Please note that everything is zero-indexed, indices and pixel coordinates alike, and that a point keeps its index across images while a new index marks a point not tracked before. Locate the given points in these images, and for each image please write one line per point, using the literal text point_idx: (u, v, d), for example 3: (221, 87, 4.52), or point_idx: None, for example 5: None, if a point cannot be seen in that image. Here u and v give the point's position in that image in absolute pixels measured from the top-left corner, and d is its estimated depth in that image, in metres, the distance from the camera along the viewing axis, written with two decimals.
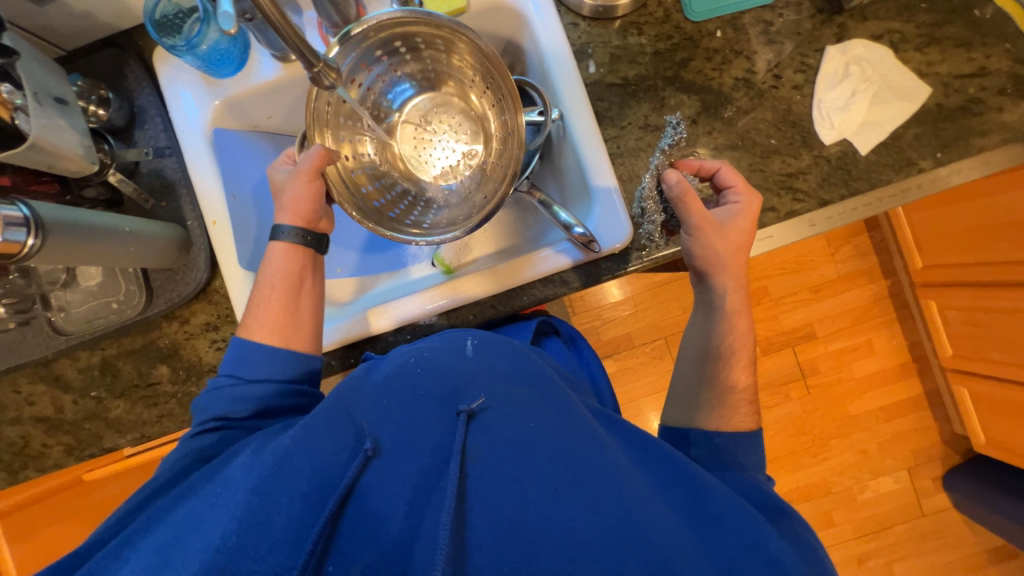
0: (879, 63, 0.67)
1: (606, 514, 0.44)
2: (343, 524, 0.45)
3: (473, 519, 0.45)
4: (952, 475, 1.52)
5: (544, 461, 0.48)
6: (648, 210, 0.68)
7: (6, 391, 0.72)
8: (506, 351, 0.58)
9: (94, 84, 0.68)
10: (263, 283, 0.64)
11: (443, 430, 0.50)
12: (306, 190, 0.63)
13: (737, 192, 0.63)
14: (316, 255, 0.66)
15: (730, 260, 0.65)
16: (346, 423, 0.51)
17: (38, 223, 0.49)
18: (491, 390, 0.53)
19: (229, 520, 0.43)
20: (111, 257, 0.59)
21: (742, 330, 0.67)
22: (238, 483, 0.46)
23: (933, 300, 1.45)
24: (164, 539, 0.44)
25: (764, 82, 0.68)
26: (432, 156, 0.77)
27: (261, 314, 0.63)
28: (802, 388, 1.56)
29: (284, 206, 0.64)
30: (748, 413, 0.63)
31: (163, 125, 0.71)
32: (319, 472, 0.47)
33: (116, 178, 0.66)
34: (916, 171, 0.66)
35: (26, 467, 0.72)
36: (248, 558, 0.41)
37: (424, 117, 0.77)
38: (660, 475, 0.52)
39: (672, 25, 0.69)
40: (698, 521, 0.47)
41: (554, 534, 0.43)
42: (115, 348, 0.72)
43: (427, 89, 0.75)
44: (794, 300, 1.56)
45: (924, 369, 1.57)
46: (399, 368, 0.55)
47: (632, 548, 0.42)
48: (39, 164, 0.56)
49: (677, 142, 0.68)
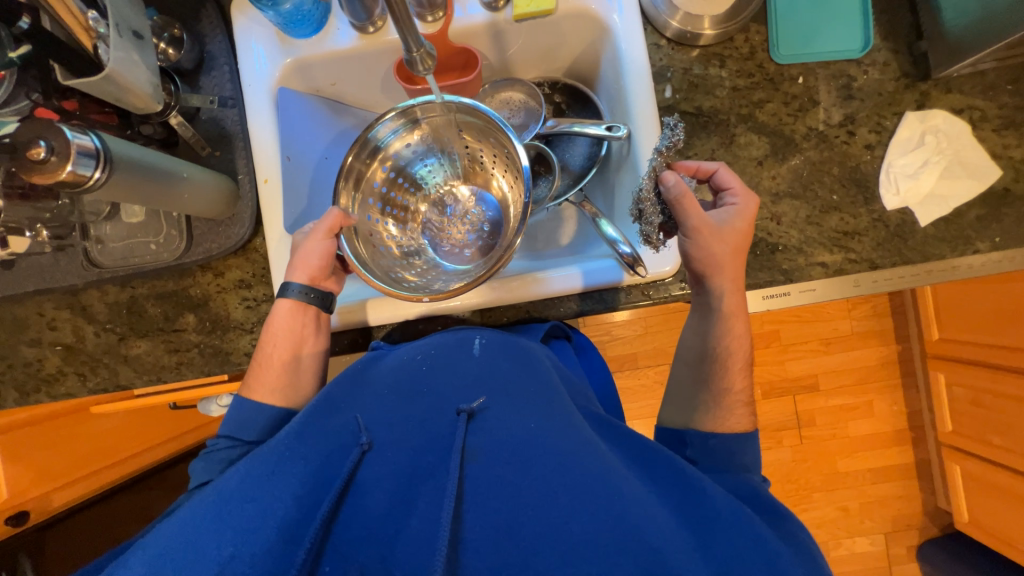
0: (954, 136, 0.67)
1: (603, 517, 0.43)
2: (340, 521, 0.45)
3: (471, 520, 0.45)
4: (928, 546, 1.53)
5: (540, 465, 0.47)
6: (644, 212, 0.62)
7: (29, 312, 0.72)
8: (505, 359, 0.59)
9: (169, 21, 0.67)
10: (267, 340, 0.65)
11: (444, 430, 0.51)
12: (319, 248, 0.62)
13: (734, 195, 0.62)
14: (321, 314, 0.66)
15: (729, 263, 0.62)
16: (344, 421, 0.52)
17: (106, 157, 0.48)
18: (489, 392, 0.55)
19: (221, 518, 0.43)
20: (164, 200, 0.60)
21: (738, 333, 0.64)
22: (237, 473, 0.47)
23: (942, 373, 1.45)
24: (155, 539, 0.42)
25: (837, 136, 0.67)
26: (447, 230, 0.74)
27: (263, 374, 0.64)
28: (795, 437, 1.57)
29: (296, 265, 0.64)
30: (744, 414, 0.63)
31: (230, 75, 0.70)
32: (315, 471, 0.48)
33: (177, 121, 0.65)
34: (972, 251, 0.65)
35: (37, 390, 0.72)
36: (241, 562, 0.40)
37: (445, 205, 0.75)
38: (658, 480, 0.50)
39: (755, 63, 0.68)
40: (697, 525, 0.45)
41: (550, 538, 0.43)
42: (146, 288, 0.72)
43: (451, 178, 0.75)
44: (804, 349, 1.56)
45: (919, 438, 1.58)
46: (402, 366, 0.59)
47: (630, 550, 0.41)
48: (108, 96, 0.55)
49: (674, 143, 0.61)
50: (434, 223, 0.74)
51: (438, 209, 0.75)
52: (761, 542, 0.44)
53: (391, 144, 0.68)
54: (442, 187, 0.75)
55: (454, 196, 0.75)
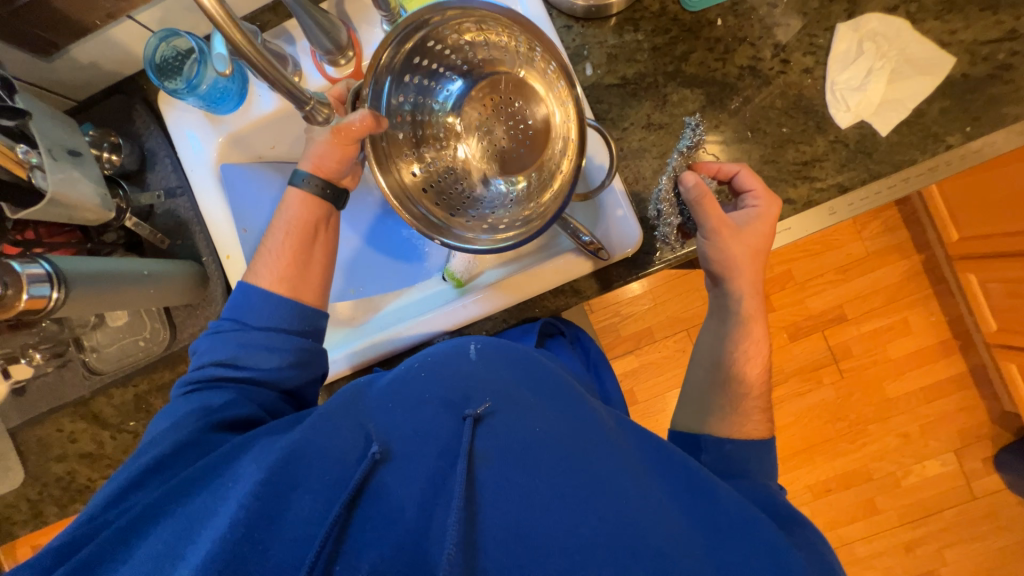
0: (895, 35, 0.63)
1: (612, 520, 0.43)
2: (353, 524, 0.44)
3: (484, 523, 0.44)
4: (1004, 454, 1.44)
5: (550, 466, 0.46)
6: (664, 213, 0.65)
7: (50, 431, 0.76)
8: (509, 352, 0.54)
9: (104, 132, 0.70)
10: (278, 228, 0.65)
11: (450, 434, 0.48)
12: (333, 152, 0.61)
13: (756, 197, 0.60)
14: (332, 211, 0.67)
15: (750, 266, 0.61)
16: (354, 425, 0.49)
17: (61, 277, 0.51)
18: (499, 390, 0.50)
19: (235, 510, 0.42)
20: (134, 300, 0.61)
21: (757, 338, 0.63)
22: (246, 478, 0.45)
23: (973, 274, 1.37)
24: (166, 536, 0.43)
25: (771, 68, 0.65)
26: (501, 149, 0.69)
27: (271, 261, 0.63)
28: (834, 373, 1.51)
29: (308, 155, 0.63)
30: (763, 421, 0.60)
31: (172, 166, 0.72)
32: (328, 475, 0.45)
33: (132, 223, 0.68)
34: (944, 147, 0.62)
35: (75, 500, 0.76)
36: (256, 558, 0.40)
37: (488, 101, 0.68)
38: (670, 477, 0.49)
39: (669, 18, 0.66)
40: (710, 529, 0.45)
41: (562, 540, 0.42)
42: (147, 383, 0.75)
43: (480, 75, 0.67)
44: (821, 282, 1.50)
45: (967, 344, 1.49)
46: (404, 373, 0.53)
47: (639, 555, 0.41)
48: (59, 217, 0.58)
49: (697, 144, 0.64)
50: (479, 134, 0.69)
51: (483, 111, 0.69)
52: (770, 543, 0.45)
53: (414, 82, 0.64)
54: (473, 86, 0.69)
55: (492, 92, 0.68)
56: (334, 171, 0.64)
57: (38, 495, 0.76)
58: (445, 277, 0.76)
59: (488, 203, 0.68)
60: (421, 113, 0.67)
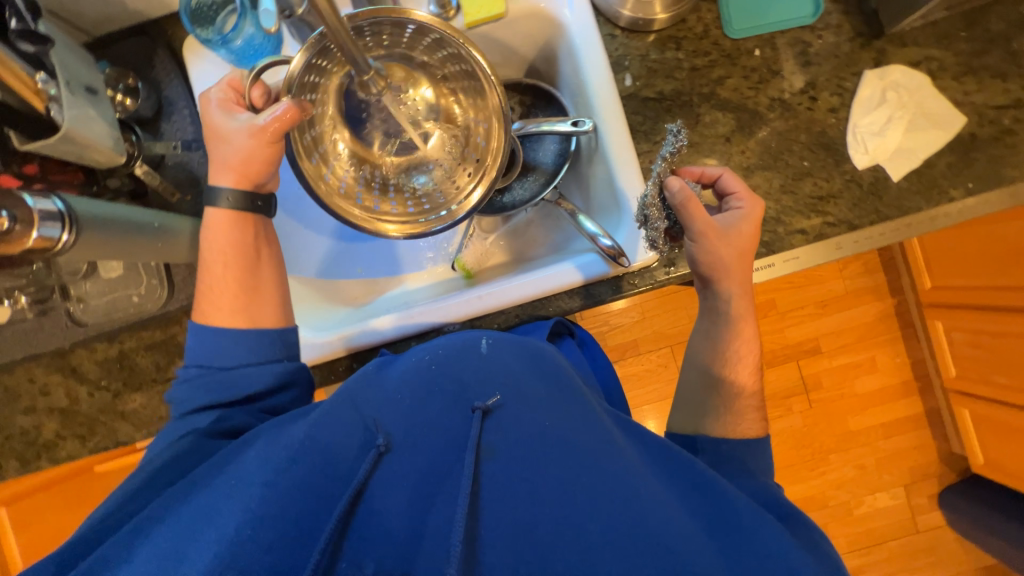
0: (915, 89, 0.67)
1: (617, 518, 0.41)
2: (356, 521, 0.41)
3: (486, 518, 0.42)
4: (949, 493, 1.53)
5: (557, 463, 0.45)
6: (650, 217, 0.62)
7: (20, 380, 0.71)
8: (521, 344, 0.54)
9: (122, 72, 0.67)
10: (212, 262, 0.58)
11: (458, 427, 0.46)
12: (263, 150, 0.55)
13: (739, 199, 0.62)
14: (264, 221, 0.61)
15: (736, 267, 0.62)
16: (355, 416, 0.46)
17: (73, 218, 0.48)
18: (507, 386, 0.49)
19: (240, 511, 0.39)
20: (143, 253, 0.59)
21: (748, 336, 0.64)
22: (246, 476, 0.42)
23: (940, 321, 1.46)
24: (176, 529, 0.40)
25: (799, 103, 0.68)
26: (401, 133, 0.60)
27: (217, 297, 0.57)
28: (804, 401, 1.57)
29: (229, 162, 0.56)
30: (756, 420, 0.61)
31: (190, 118, 0.70)
32: (334, 467, 0.43)
33: (143, 170, 0.65)
34: (946, 199, 0.66)
35: (39, 457, 0.71)
36: (255, 555, 0.38)
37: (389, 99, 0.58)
38: (672, 476, 0.48)
39: (710, 42, 0.69)
40: (717, 527, 0.43)
41: (567, 536, 0.41)
42: (134, 341, 0.72)
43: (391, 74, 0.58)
44: (800, 314, 1.56)
45: (925, 387, 1.58)
46: (412, 367, 0.51)
47: (647, 551, 0.39)
48: (68, 155, 0.54)
49: (678, 147, 0.62)
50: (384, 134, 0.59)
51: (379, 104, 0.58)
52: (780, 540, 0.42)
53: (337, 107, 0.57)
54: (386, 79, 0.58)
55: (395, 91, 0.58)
56: (257, 176, 0.58)
57: None
58: (456, 268, 0.80)
59: (412, 176, 0.61)
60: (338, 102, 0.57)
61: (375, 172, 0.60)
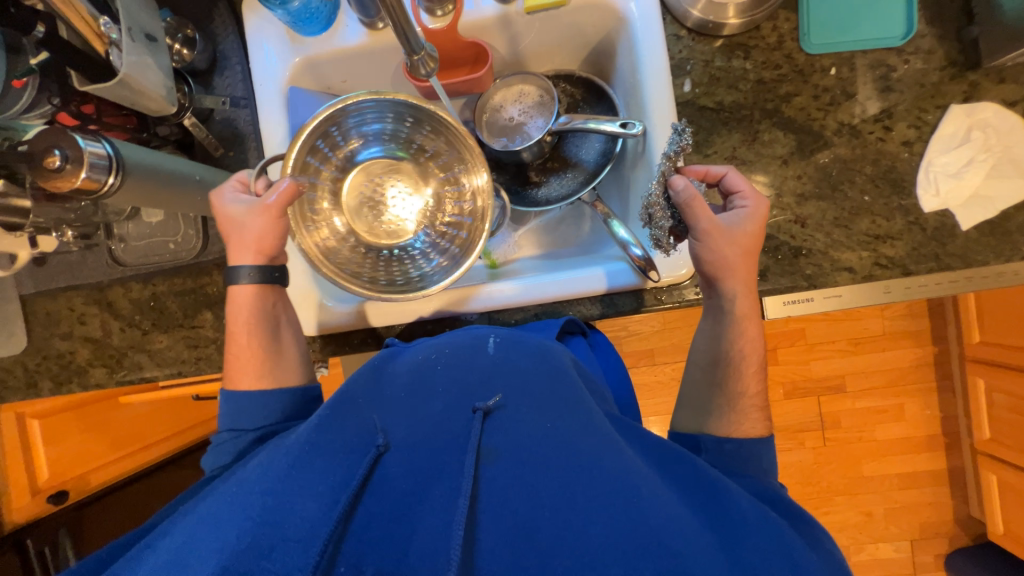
0: (1004, 132, 0.61)
1: (621, 522, 0.38)
2: (355, 523, 0.40)
3: (485, 520, 0.39)
4: (958, 556, 1.46)
5: (558, 467, 0.42)
6: (654, 217, 0.61)
7: (61, 307, 0.75)
8: (524, 347, 0.54)
9: (182, 22, 0.68)
10: (236, 331, 0.60)
11: (457, 428, 0.45)
12: (272, 226, 0.57)
13: (744, 198, 0.59)
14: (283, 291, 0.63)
15: (741, 265, 0.58)
16: (359, 421, 0.47)
17: (119, 163, 0.50)
18: (508, 389, 0.48)
19: (242, 519, 0.37)
20: (186, 204, 0.62)
21: (752, 337, 0.59)
22: (249, 482, 0.41)
23: (982, 378, 1.37)
24: (175, 541, 0.38)
25: (871, 131, 0.63)
26: (381, 200, 0.72)
27: (242, 363, 0.60)
28: (818, 439, 1.51)
29: (245, 244, 0.58)
30: (759, 420, 0.57)
31: (242, 75, 0.71)
32: (335, 470, 0.42)
33: (191, 122, 0.66)
34: (1018, 257, 0.61)
35: (71, 381, 0.76)
36: (260, 558, 0.35)
37: (373, 176, 0.73)
38: (679, 483, 0.44)
39: (782, 54, 0.64)
40: (718, 523, 0.40)
41: (570, 542, 0.37)
42: (166, 286, 0.74)
43: (384, 160, 0.72)
44: (831, 349, 1.49)
45: (953, 444, 1.50)
46: (417, 366, 0.52)
47: (650, 556, 0.35)
48: (124, 100, 0.56)
49: (682, 146, 0.59)
50: (367, 204, 0.72)
51: (369, 179, 0.73)
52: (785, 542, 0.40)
53: (348, 186, 0.72)
54: (375, 159, 0.72)
55: (376, 172, 0.73)
56: (272, 250, 0.59)
57: (35, 365, 0.76)
58: (482, 257, 0.79)
59: (412, 249, 0.71)
60: (339, 163, 0.69)
61: (373, 256, 0.70)
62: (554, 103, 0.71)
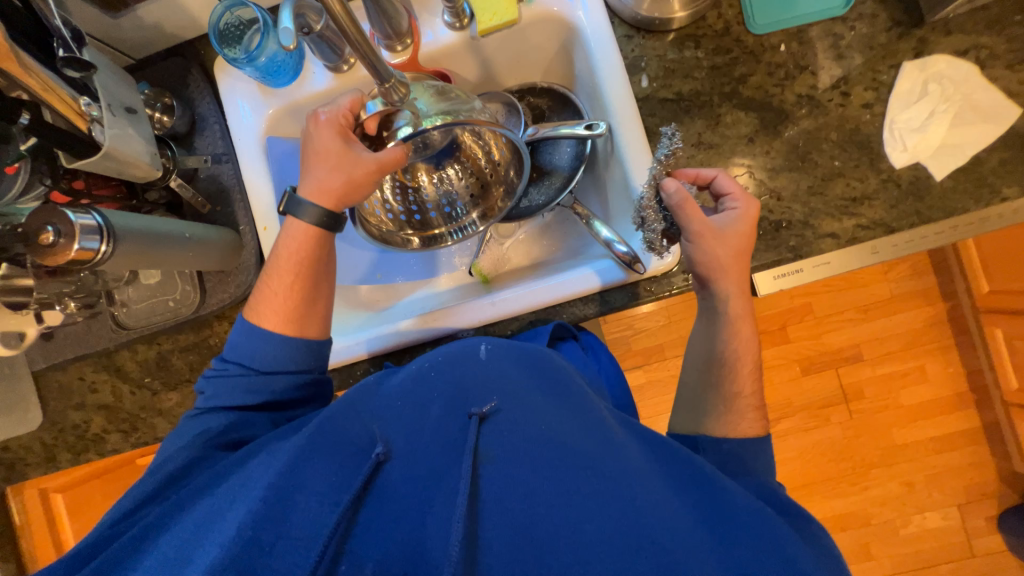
0: (961, 80, 0.63)
1: (615, 515, 0.39)
2: (359, 523, 0.41)
3: (486, 520, 0.40)
4: (1010, 516, 1.41)
5: (555, 465, 0.42)
6: (647, 219, 0.61)
7: (72, 378, 0.77)
8: (521, 352, 0.52)
9: (160, 92, 0.72)
10: (283, 270, 0.60)
11: (454, 432, 0.45)
12: (366, 180, 0.56)
13: (735, 199, 0.59)
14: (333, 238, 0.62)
15: (734, 266, 0.59)
16: (359, 425, 0.47)
17: (109, 231, 0.52)
18: (505, 390, 0.48)
19: (245, 511, 0.39)
20: (174, 261, 0.62)
21: (747, 338, 0.60)
22: (253, 481, 0.42)
23: (999, 328, 1.34)
24: (177, 539, 0.41)
25: (830, 99, 0.64)
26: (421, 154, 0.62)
27: (272, 300, 0.60)
28: (844, 412, 1.47)
29: (331, 191, 0.57)
30: (757, 420, 0.57)
31: (221, 132, 0.74)
32: (335, 472, 0.43)
33: (177, 184, 0.68)
34: (999, 200, 0.60)
35: (88, 450, 0.77)
36: (263, 555, 0.37)
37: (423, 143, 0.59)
38: (675, 476, 0.44)
39: (731, 39, 0.66)
40: (715, 522, 0.40)
41: (566, 538, 0.38)
42: (170, 343, 0.76)
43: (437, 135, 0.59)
44: (840, 319, 1.47)
45: (983, 399, 1.46)
46: (415, 374, 0.51)
47: (644, 550, 0.36)
48: (110, 171, 0.59)
49: (673, 153, 0.62)
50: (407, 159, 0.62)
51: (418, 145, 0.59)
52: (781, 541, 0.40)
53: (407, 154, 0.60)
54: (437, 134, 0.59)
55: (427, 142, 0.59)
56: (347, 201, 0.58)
57: (53, 440, 0.77)
58: (472, 274, 0.80)
59: (441, 170, 0.67)
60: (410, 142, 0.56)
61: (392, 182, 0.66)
62: (520, 115, 0.73)
